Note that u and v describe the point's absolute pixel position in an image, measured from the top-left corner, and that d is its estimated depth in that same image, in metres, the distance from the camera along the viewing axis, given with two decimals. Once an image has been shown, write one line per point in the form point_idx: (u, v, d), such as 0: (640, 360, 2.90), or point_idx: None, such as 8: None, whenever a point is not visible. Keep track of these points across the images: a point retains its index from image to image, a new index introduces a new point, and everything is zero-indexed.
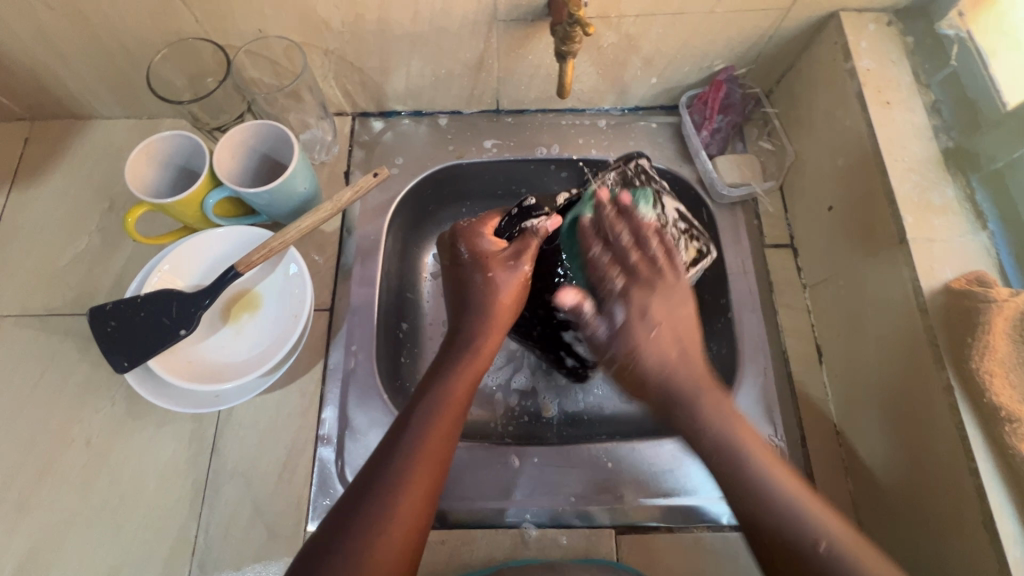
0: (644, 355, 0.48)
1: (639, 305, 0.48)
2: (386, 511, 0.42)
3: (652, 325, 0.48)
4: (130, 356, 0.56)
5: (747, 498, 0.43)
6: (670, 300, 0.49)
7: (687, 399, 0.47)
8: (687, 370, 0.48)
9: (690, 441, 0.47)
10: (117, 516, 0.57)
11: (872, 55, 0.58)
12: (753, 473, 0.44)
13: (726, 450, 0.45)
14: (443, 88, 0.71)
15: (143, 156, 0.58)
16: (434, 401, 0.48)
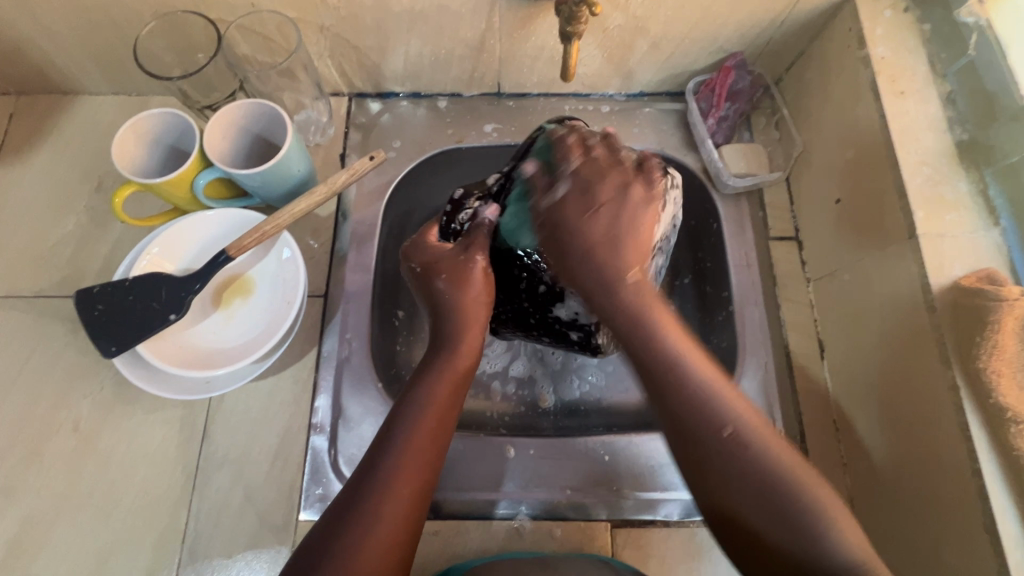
0: (575, 242, 0.44)
1: (580, 187, 0.45)
2: (371, 522, 0.40)
3: (594, 215, 0.44)
4: (117, 341, 0.54)
5: (665, 382, 0.40)
6: (618, 190, 0.44)
7: (610, 277, 0.43)
8: (622, 256, 0.43)
9: (608, 312, 0.43)
10: (106, 502, 0.56)
11: (887, 42, 0.57)
12: (683, 364, 0.40)
13: (643, 339, 0.41)
14: (442, 69, 0.68)
15: (132, 134, 0.56)
16: (413, 414, 0.45)
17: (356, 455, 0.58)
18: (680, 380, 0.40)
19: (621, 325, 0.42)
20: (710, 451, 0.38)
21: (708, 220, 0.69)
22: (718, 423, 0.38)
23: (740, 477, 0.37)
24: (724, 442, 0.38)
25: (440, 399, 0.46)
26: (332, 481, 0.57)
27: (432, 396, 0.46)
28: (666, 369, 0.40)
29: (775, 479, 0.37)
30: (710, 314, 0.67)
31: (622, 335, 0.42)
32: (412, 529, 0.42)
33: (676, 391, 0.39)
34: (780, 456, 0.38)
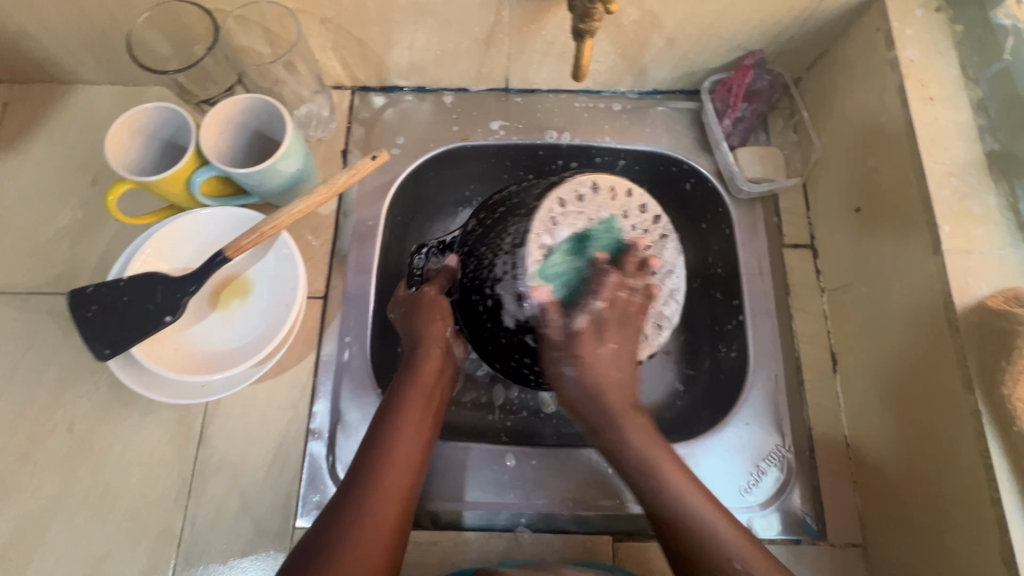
0: (576, 376, 0.48)
1: (597, 324, 0.48)
2: (364, 507, 0.44)
3: (597, 356, 0.48)
4: (112, 343, 0.53)
5: (664, 499, 0.47)
6: (626, 337, 0.49)
7: (612, 419, 0.49)
8: (630, 392, 0.50)
9: (614, 452, 0.50)
10: (101, 506, 0.56)
11: (917, 44, 0.54)
12: (675, 492, 0.47)
13: (648, 467, 0.48)
14: (448, 63, 0.66)
15: (125, 127, 0.54)
16: (395, 412, 0.50)
17: None
18: (679, 504, 0.47)
19: (626, 459, 0.49)
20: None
21: (719, 224, 0.68)
22: (721, 551, 0.44)
23: None
24: (732, 574, 0.43)
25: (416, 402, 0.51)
26: (328, 487, 0.56)
27: (405, 404, 0.51)
28: (662, 504, 0.47)
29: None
30: (718, 323, 0.67)
31: (617, 453, 0.49)
32: (401, 517, 0.46)
33: (679, 519, 0.46)
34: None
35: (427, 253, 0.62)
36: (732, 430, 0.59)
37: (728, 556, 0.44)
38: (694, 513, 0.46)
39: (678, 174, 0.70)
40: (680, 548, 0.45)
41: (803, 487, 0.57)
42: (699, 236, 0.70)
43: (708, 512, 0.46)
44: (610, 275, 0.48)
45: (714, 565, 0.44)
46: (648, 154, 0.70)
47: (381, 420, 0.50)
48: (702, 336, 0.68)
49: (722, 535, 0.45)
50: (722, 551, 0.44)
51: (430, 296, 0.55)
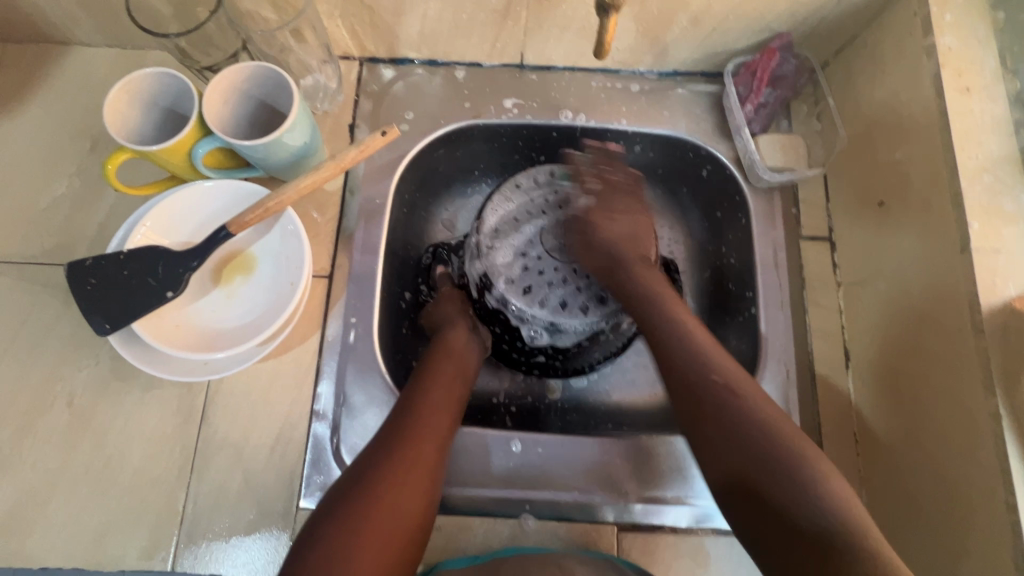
0: (590, 237, 0.62)
1: (603, 205, 0.64)
2: (405, 450, 0.48)
3: (610, 222, 0.62)
4: (112, 318, 0.51)
5: (668, 319, 0.53)
6: (630, 208, 0.64)
7: (620, 261, 0.60)
8: (638, 247, 0.62)
9: (631, 295, 0.57)
10: (102, 480, 0.55)
11: (956, 30, 0.51)
12: (677, 318, 0.53)
13: (653, 299, 0.55)
14: (462, 35, 0.63)
15: (123, 94, 0.52)
16: (429, 372, 0.56)
17: (359, 445, 0.57)
18: (673, 324, 0.53)
19: (632, 289, 0.58)
20: (704, 386, 0.48)
21: (735, 213, 0.67)
22: (708, 367, 0.49)
23: (758, 427, 0.45)
24: (714, 385, 0.47)
25: (447, 366, 0.57)
26: (332, 469, 0.56)
27: (436, 369, 0.56)
28: (666, 346, 0.52)
29: (740, 402, 0.46)
30: (731, 315, 0.67)
31: (623, 286, 0.58)
32: (439, 462, 0.50)
33: (676, 330, 0.52)
34: (766, 413, 0.46)
35: (436, 252, 0.72)
36: None
37: (714, 374, 0.48)
38: (698, 344, 0.50)
39: (695, 160, 0.69)
40: (676, 365, 0.50)
41: None
42: (714, 223, 0.70)
43: (710, 345, 0.51)
44: (609, 167, 0.66)
45: (704, 384, 0.48)
46: (665, 139, 0.68)
47: (416, 379, 0.55)
48: (709, 327, 0.69)
49: (709, 354, 0.49)
50: (710, 374, 0.48)
51: (448, 291, 0.66)
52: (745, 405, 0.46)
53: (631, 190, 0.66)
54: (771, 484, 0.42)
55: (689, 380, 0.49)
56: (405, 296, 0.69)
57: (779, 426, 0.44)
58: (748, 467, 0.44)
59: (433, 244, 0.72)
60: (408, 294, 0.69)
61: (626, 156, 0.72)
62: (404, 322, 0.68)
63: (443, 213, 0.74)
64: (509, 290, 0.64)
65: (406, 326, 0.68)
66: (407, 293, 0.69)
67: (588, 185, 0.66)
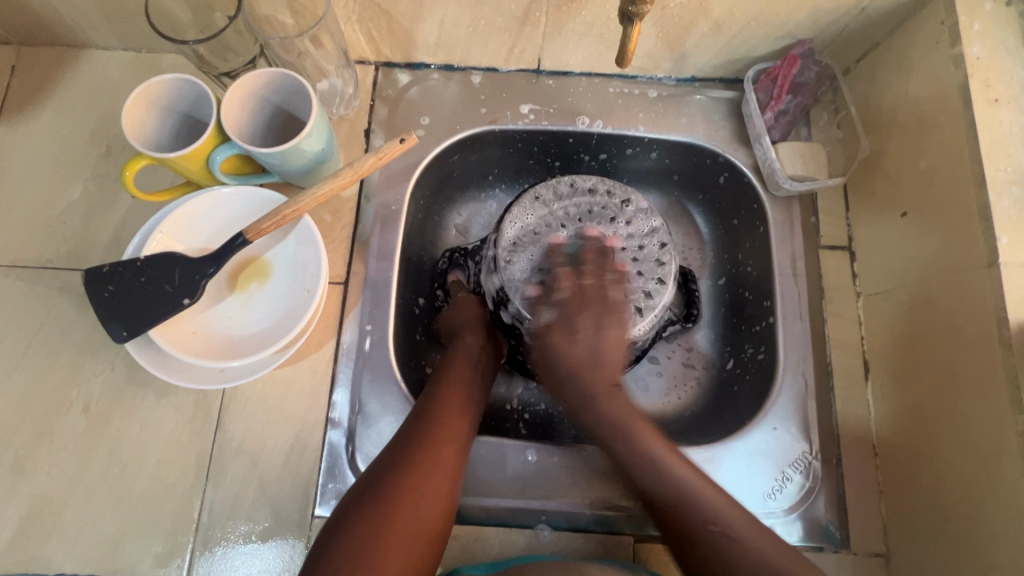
0: (553, 360, 0.57)
1: (564, 319, 0.58)
2: (424, 458, 0.49)
3: (572, 340, 0.57)
4: (129, 325, 0.51)
5: (644, 462, 0.52)
6: (595, 323, 0.57)
7: (591, 398, 0.55)
8: (608, 369, 0.57)
9: (594, 425, 0.55)
10: (118, 487, 0.55)
11: (984, 40, 0.51)
12: (650, 451, 0.52)
13: (622, 431, 0.54)
14: (479, 41, 0.62)
15: (142, 100, 0.52)
16: (447, 378, 0.57)
17: (374, 454, 0.57)
18: (657, 461, 0.51)
19: (591, 421, 0.56)
20: (694, 526, 0.48)
21: (753, 221, 0.66)
22: (700, 510, 0.48)
23: (737, 564, 0.46)
24: (710, 533, 0.47)
25: (464, 373, 0.58)
26: (347, 477, 0.56)
27: (453, 376, 0.57)
28: (647, 474, 0.51)
29: (736, 546, 0.46)
30: (747, 324, 0.66)
31: (592, 425, 0.55)
32: (456, 469, 0.51)
33: (660, 471, 0.51)
34: (763, 551, 0.46)
35: (451, 257, 0.70)
36: (760, 435, 0.58)
37: (706, 519, 0.48)
38: (675, 476, 0.50)
39: (712, 167, 0.68)
40: (674, 518, 0.49)
41: (828, 495, 0.57)
42: (731, 231, 0.70)
43: (693, 480, 0.50)
44: (586, 265, 0.60)
45: (689, 522, 0.49)
46: (682, 145, 0.67)
47: (435, 385, 0.56)
48: (724, 335, 0.69)
49: (703, 497, 0.49)
50: (703, 513, 0.48)
51: (464, 297, 0.66)
52: (743, 550, 0.46)
53: (619, 293, 0.59)
54: None
55: (678, 521, 0.49)
56: (418, 301, 0.68)
57: (778, 568, 0.45)
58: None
59: (449, 248, 0.72)
60: (421, 300, 0.69)
61: (642, 162, 0.71)
62: (416, 327, 0.67)
63: (457, 218, 0.74)
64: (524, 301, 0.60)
65: (421, 330, 0.68)
66: (420, 299, 0.68)
67: (562, 284, 0.59)
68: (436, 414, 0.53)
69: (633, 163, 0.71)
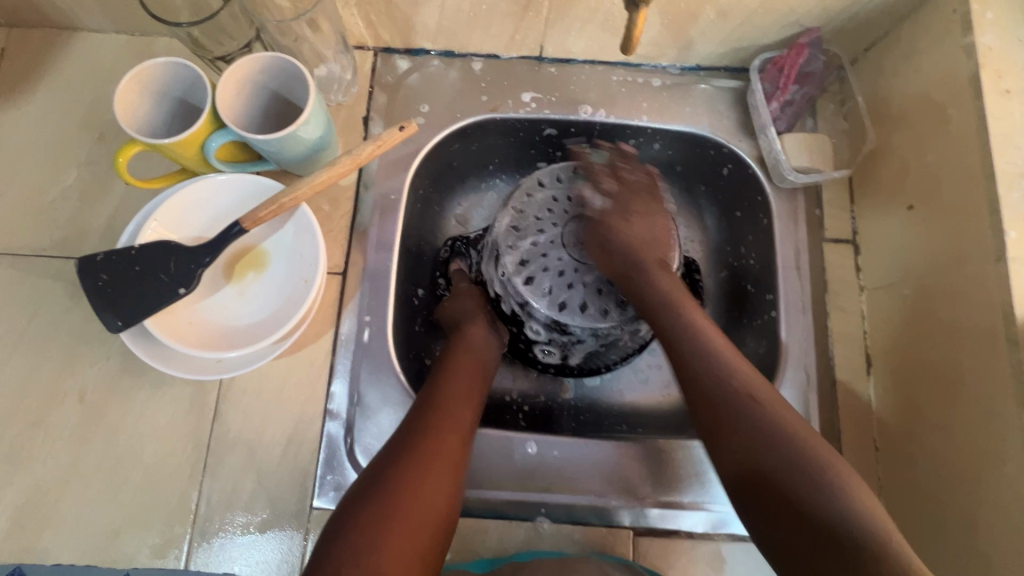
0: (607, 240, 0.59)
1: (620, 206, 0.61)
2: (428, 445, 0.49)
3: (627, 224, 0.60)
4: (124, 315, 0.50)
5: (682, 329, 0.51)
6: (645, 210, 0.61)
7: (643, 267, 0.56)
8: (656, 249, 0.59)
9: (640, 296, 0.55)
10: (114, 477, 0.54)
11: (997, 30, 0.50)
12: (694, 322, 0.52)
13: (673, 304, 0.53)
14: (480, 26, 0.61)
15: (135, 84, 0.50)
16: (449, 367, 0.57)
17: (373, 446, 0.56)
18: (686, 324, 0.52)
19: (645, 287, 0.55)
20: (721, 387, 0.47)
21: (757, 213, 0.66)
22: (725, 373, 0.48)
23: (774, 425, 0.44)
24: (737, 391, 0.46)
25: (466, 361, 0.58)
26: (346, 469, 0.55)
27: (455, 365, 0.57)
28: (688, 344, 0.50)
29: (763, 408, 0.45)
30: (749, 317, 0.66)
31: (644, 294, 0.55)
32: (461, 455, 0.50)
33: (696, 334, 0.51)
34: (773, 410, 0.45)
35: (453, 245, 0.70)
36: None
37: (735, 378, 0.47)
38: (711, 347, 0.49)
39: (716, 158, 0.67)
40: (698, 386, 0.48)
41: None
42: (734, 223, 0.69)
43: (729, 350, 0.50)
44: (625, 164, 0.64)
45: (719, 390, 0.47)
46: (686, 135, 0.66)
47: (436, 375, 0.56)
48: (726, 328, 0.68)
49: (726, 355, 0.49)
50: (732, 377, 0.47)
51: (465, 287, 0.65)
52: (759, 409, 0.45)
53: (653, 191, 0.63)
54: (783, 477, 0.42)
55: (704, 383, 0.48)
56: (418, 292, 0.67)
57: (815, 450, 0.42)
58: (769, 498, 0.42)
59: (450, 238, 0.71)
60: (421, 291, 0.68)
61: (645, 152, 0.70)
62: (417, 319, 0.67)
63: (457, 207, 0.73)
64: (528, 289, 0.61)
65: (421, 322, 0.67)
66: (420, 289, 0.68)
67: (608, 184, 0.62)
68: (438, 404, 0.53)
69: (635, 153, 0.70)
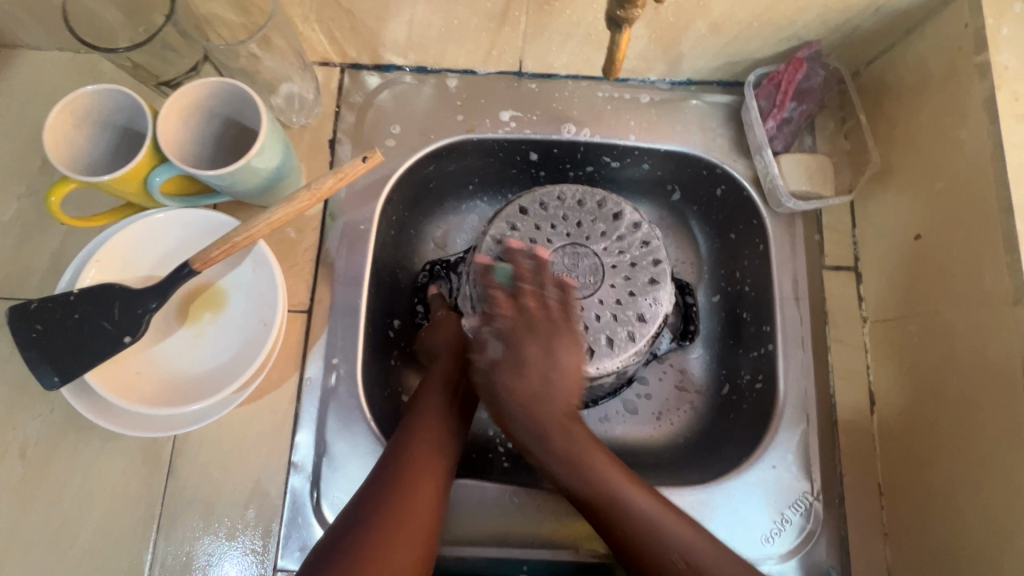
0: (497, 398, 0.50)
1: (512, 349, 0.50)
2: (404, 500, 0.45)
3: (522, 376, 0.50)
4: (61, 369, 0.46)
5: (595, 502, 0.48)
6: (544, 352, 0.49)
7: (543, 438, 0.50)
8: (561, 400, 0.50)
9: (547, 466, 0.50)
10: (59, 540, 0.50)
11: (1013, 47, 0.46)
12: (618, 487, 0.48)
13: (585, 480, 0.48)
14: (454, 41, 0.56)
15: (67, 115, 0.46)
16: (428, 406, 0.53)
17: (343, 501, 0.52)
18: (619, 503, 0.47)
19: (546, 459, 0.50)
20: (665, 568, 0.45)
21: (753, 237, 0.61)
22: (667, 546, 0.45)
23: None
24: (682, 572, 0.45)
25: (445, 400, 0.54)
26: (313, 526, 0.51)
27: (433, 403, 0.53)
28: (608, 506, 0.47)
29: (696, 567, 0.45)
30: (745, 347, 0.62)
31: (552, 471, 0.50)
32: (438, 511, 0.47)
33: (622, 523, 0.47)
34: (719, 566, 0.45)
35: (433, 269, 0.65)
36: (757, 473, 0.54)
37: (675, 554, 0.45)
38: (644, 511, 0.47)
39: (710, 178, 0.63)
40: (626, 545, 0.47)
41: (828, 539, 0.53)
42: (729, 245, 0.65)
43: (662, 512, 0.47)
44: (525, 285, 0.51)
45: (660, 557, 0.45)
46: (678, 155, 0.62)
47: (415, 415, 0.52)
48: (722, 358, 0.64)
49: (670, 534, 0.46)
50: (675, 545, 0.45)
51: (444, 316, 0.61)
52: (699, 569, 0.45)
53: (567, 319, 0.51)
54: None
55: (640, 547, 0.46)
56: (395, 323, 0.63)
57: None
58: None
59: (428, 261, 0.66)
60: (398, 322, 0.63)
61: (634, 171, 0.65)
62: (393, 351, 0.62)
63: (436, 230, 0.68)
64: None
65: (399, 354, 0.63)
66: (397, 320, 0.63)
67: (504, 318, 0.51)
68: (410, 450, 0.49)
69: (624, 171, 0.66)
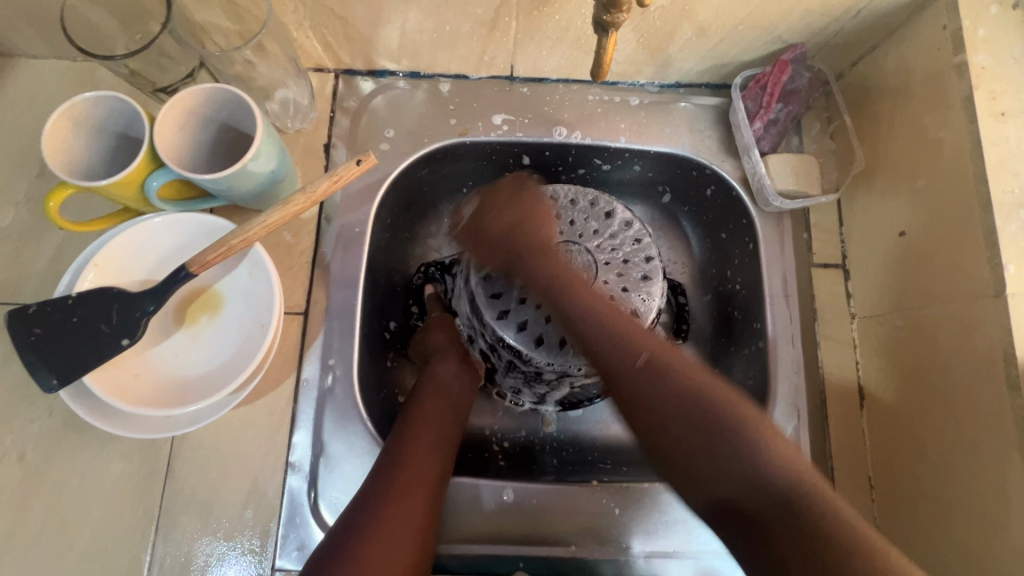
0: (480, 237, 0.57)
1: (482, 212, 0.58)
2: (394, 504, 0.45)
3: (496, 214, 0.57)
4: (59, 372, 0.46)
5: (582, 312, 0.49)
6: (511, 200, 0.58)
7: (524, 257, 0.54)
8: (539, 237, 0.55)
9: (532, 275, 0.53)
10: (58, 542, 0.51)
11: (990, 47, 0.47)
12: (593, 302, 0.50)
13: (565, 285, 0.51)
14: (446, 46, 0.57)
15: (64, 121, 0.46)
16: (417, 414, 0.53)
17: (340, 501, 0.53)
18: (591, 317, 0.49)
19: (531, 274, 0.53)
20: (665, 378, 0.45)
21: (742, 236, 0.62)
22: (636, 350, 0.46)
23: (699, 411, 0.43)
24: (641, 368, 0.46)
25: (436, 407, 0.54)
26: (310, 526, 0.52)
27: (424, 411, 0.53)
28: (582, 320, 0.49)
29: (676, 370, 0.45)
30: (736, 345, 0.63)
31: (533, 277, 0.53)
32: (430, 517, 0.46)
33: (609, 333, 0.47)
34: (710, 392, 0.43)
35: (427, 271, 0.66)
36: None
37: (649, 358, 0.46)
38: (624, 334, 0.47)
39: (699, 178, 0.64)
40: (617, 369, 0.47)
41: None
42: (719, 244, 0.66)
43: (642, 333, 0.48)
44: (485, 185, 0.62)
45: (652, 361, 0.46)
46: (667, 156, 0.63)
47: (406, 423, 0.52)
48: (714, 356, 0.65)
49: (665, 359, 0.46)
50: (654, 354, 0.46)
51: (439, 318, 0.63)
52: (684, 379, 0.44)
53: (529, 186, 0.59)
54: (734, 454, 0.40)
55: (621, 368, 0.46)
56: (391, 323, 0.64)
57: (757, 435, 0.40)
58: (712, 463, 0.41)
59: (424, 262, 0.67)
60: (395, 321, 0.65)
61: (625, 172, 0.66)
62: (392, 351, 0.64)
63: (430, 233, 0.69)
64: (500, 323, 0.58)
65: (398, 353, 0.64)
66: (393, 320, 0.64)
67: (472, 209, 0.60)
68: (401, 456, 0.49)
69: (615, 173, 0.67)
